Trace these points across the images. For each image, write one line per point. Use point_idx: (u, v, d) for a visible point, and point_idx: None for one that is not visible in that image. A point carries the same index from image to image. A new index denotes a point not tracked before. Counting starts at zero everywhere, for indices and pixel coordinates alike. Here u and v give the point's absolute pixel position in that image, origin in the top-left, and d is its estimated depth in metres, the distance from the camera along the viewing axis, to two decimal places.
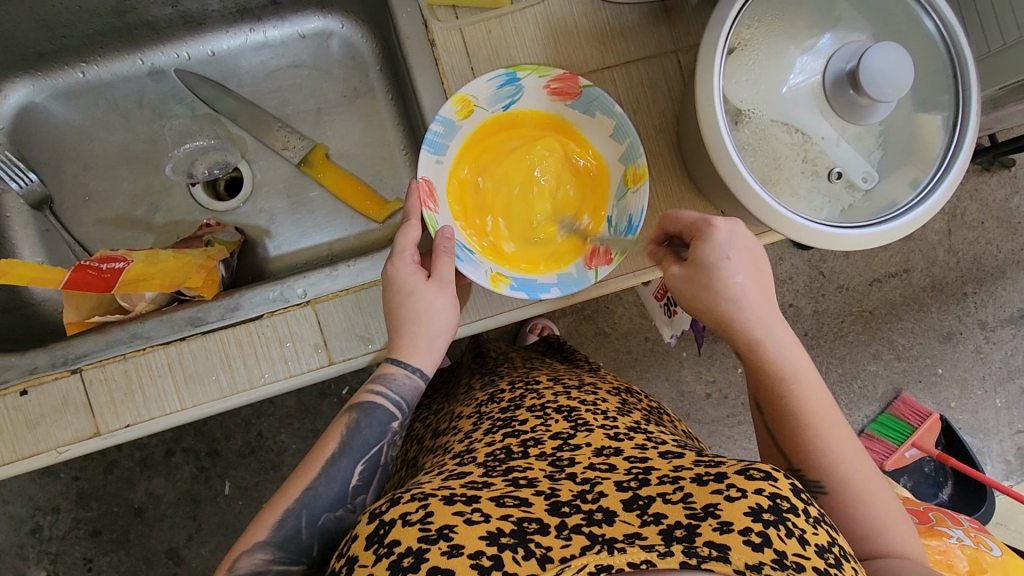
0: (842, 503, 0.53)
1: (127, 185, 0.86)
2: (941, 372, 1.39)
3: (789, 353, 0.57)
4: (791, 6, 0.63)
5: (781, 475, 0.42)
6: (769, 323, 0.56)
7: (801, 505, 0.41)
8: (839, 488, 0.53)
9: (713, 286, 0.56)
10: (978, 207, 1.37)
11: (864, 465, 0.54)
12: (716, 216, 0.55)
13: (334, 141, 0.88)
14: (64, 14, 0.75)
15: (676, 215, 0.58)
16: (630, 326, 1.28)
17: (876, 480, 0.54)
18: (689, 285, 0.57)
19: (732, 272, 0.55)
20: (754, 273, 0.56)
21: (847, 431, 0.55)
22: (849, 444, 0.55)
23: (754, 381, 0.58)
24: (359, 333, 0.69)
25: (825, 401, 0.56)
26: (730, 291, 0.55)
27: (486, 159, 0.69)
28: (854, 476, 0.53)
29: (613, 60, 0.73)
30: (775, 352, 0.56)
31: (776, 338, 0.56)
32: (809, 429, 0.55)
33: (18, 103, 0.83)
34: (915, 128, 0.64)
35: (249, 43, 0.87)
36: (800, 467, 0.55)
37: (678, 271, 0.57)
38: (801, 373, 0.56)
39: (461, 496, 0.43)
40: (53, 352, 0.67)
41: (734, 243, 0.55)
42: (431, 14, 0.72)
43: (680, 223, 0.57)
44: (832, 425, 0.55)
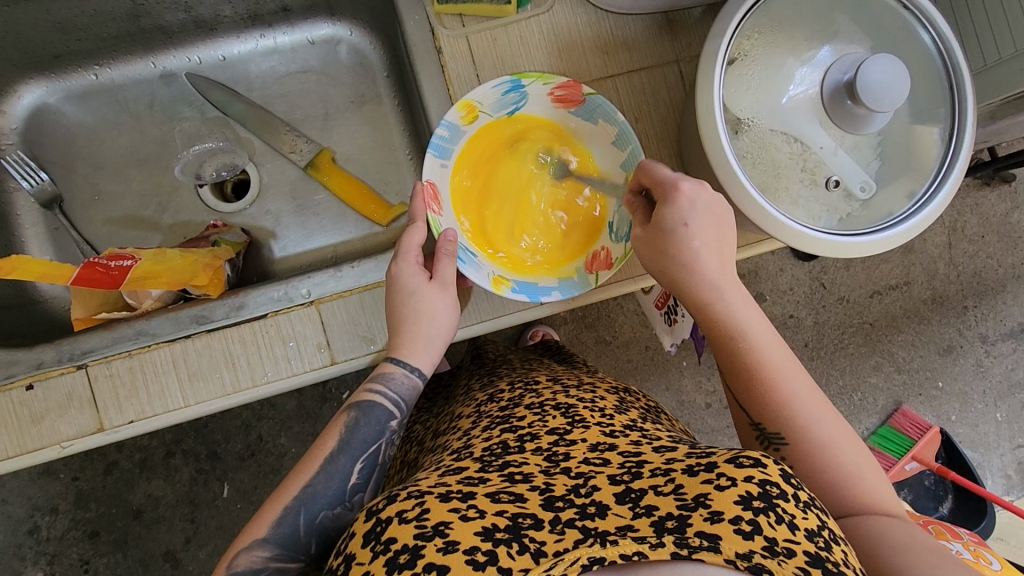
0: (803, 454, 0.53)
1: (136, 186, 0.88)
2: (941, 386, 1.39)
3: (747, 311, 0.58)
4: (789, 18, 0.65)
5: (772, 461, 0.43)
6: (726, 281, 0.57)
7: (791, 490, 0.42)
8: (799, 439, 0.53)
9: (672, 247, 0.57)
10: (978, 221, 1.38)
11: (824, 412, 0.55)
12: (683, 178, 0.56)
13: (340, 145, 0.89)
14: (79, 18, 0.77)
15: (652, 168, 0.58)
16: (630, 334, 1.29)
17: (838, 428, 0.54)
18: (650, 246, 0.58)
19: (691, 235, 0.56)
20: (715, 235, 0.57)
21: (810, 385, 0.56)
22: (814, 396, 0.55)
23: (715, 341, 0.59)
24: (362, 333, 0.70)
25: (784, 354, 0.56)
26: (689, 252, 0.56)
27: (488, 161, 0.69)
28: (815, 426, 0.54)
29: (617, 69, 0.74)
30: (732, 311, 0.57)
31: (734, 296, 0.57)
32: (767, 385, 0.55)
33: (31, 103, 0.85)
34: (912, 139, 0.65)
35: (259, 49, 0.89)
36: (760, 421, 0.56)
37: (642, 231, 0.59)
38: (758, 329, 0.57)
39: (456, 493, 0.44)
40: (60, 348, 0.68)
41: (696, 207, 0.56)
42: (438, 22, 0.73)
43: (652, 177, 0.58)
44: (791, 377, 0.56)
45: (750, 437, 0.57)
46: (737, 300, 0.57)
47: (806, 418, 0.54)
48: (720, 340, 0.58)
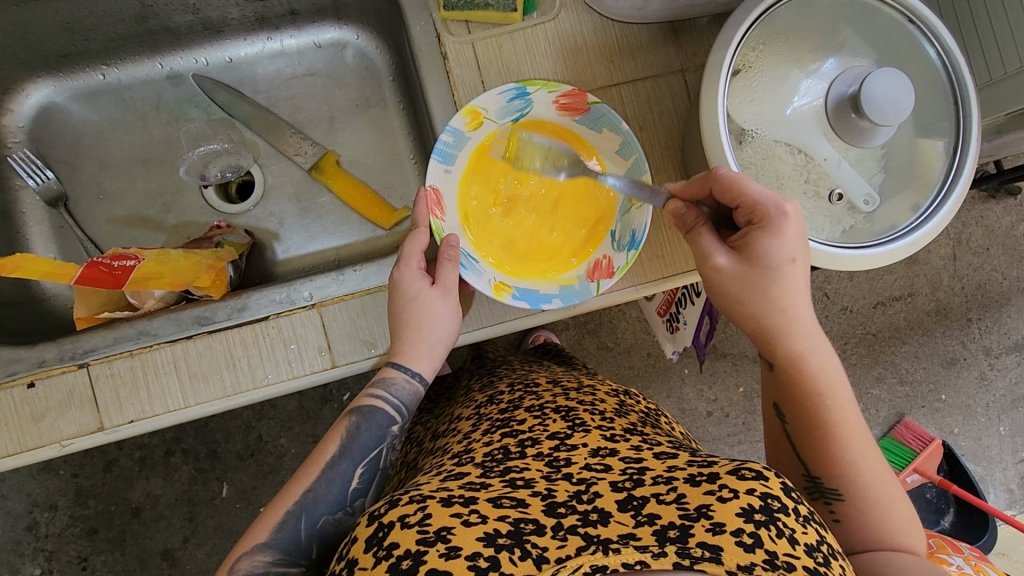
0: (857, 512, 0.54)
1: (141, 186, 0.88)
2: (944, 398, 1.38)
3: (829, 363, 0.56)
4: (795, 29, 0.65)
5: (773, 474, 0.43)
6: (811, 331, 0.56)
7: (791, 505, 0.42)
8: (859, 499, 0.54)
9: (766, 285, 0.54)
10: (983, 233, 1.37)
11: (883, 471, 0.56)
12: (788, 203, 0.51)
13: (345, 148, 0.90)
14: (87, 17, 0.78)
15: (739, 194, 0.53)
16: (632, 341, 1.29)
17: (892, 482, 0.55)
18: (740, 275, 0.54)
19: (793, 272, 0.54)
20: (806, 271, 0.55)
21: (868, 438, 0.56)
22: (869, 448, 0.56)
23: (787, 390, 0.57)
24: (363, 337, 0.70)
25: (855, 412, 0.56)
26: (784, 290, 0.54)
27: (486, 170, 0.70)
28: (876, 487, 0.55)
29: (622, 78, 0.74)
30: (819, 365, 0.56)
31: (819, 349, 0.56)
32: (839, 443, 0.55)
33: (38, 102, 0.85)
34: (916, 152, 0.65)
35: (266, 51, 0.89)
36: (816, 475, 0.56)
37: (726, 261, 0.54)
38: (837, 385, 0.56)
39: (458, 498, 0.43)
40: (61, 347, 0.68)
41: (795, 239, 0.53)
42: (444, 28, 0.74)
43: (745, 201, 0.53)
44: (858, 435, 0.56)
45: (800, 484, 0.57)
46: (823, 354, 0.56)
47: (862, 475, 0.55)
48: (794, 391, 0.57)
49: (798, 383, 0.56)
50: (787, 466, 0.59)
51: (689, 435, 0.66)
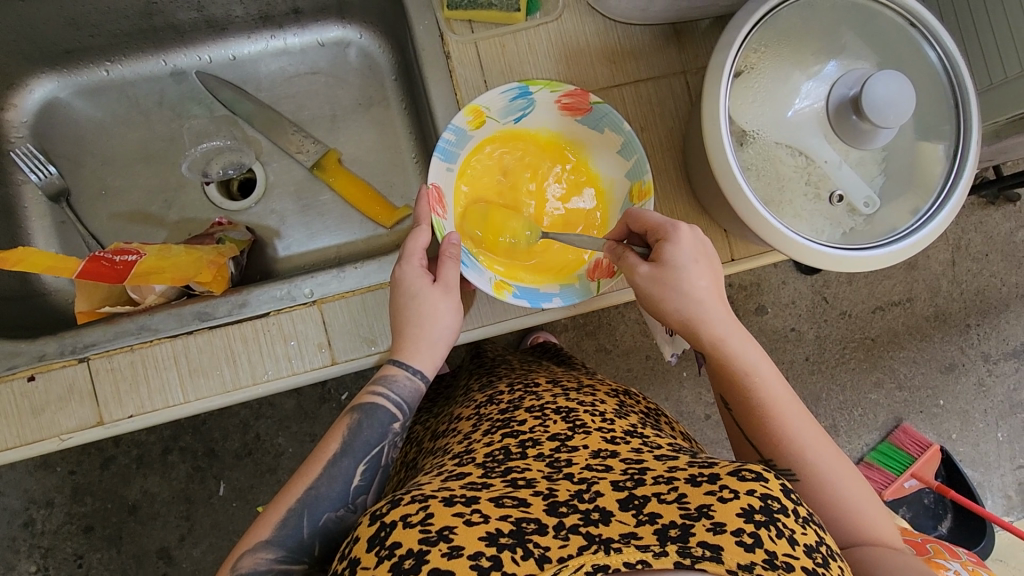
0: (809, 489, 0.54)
1: (143, 182, 0.88)
2: (942, 404, 1.38)
3: (750, 349, 0.58)
4: (797, 32, 0.65)
5: (773, 475, 0.43)
6: (729, 324, 0.57)
7: (791, 506, 0.42)
8: (806, 474, 0.54)
9: (678, 287, 0.56)
10: (982, 240, 1.37)
11: (835, 457, 0.55)
12: (679, 219, 0.57)
13: (347, 147, 0.90)
14: (93, 13, 0.78)
15: (641, 215, 0.59)
16: (631, 343, 1.29)
17: (844, 467, 0.54)
18: (656, 284, 0.56)
19: (697, 275, 0.56)
20: (716, 277, 0.57)
21: (814, 426, 0.56)
22: (815, 433, 0.55)
23: (721, 378, 0.59)
24: (363, 334, 0.70)
25: (790, 393, 0.57)
26: (694, 293, 0.56)
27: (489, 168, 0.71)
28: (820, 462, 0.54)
29: (624, 79, 0.75)
30: (739, 350, 0.57)
31: (738, 336, 0.58)
32: (774, 421, 0.56)
33: (41, 97, 0.85)
34: (916, 156, 0.65)
35: (269, 49, 0.90)
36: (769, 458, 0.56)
37: (645, 269, 0.57)
38: (762, 367, 0.57)
39: (459, 498, 0.44)
40: (62, 341, 0.68)
41: (695, 244, 0.56)
42: (448, 27, 0.74)
43: (645, 222, 0.58)
44: (795, 414, 0.56)
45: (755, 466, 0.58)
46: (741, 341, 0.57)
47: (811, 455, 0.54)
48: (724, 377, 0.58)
49: (723, 370, 0.58)
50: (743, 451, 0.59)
51: (690, 437, 0.66)
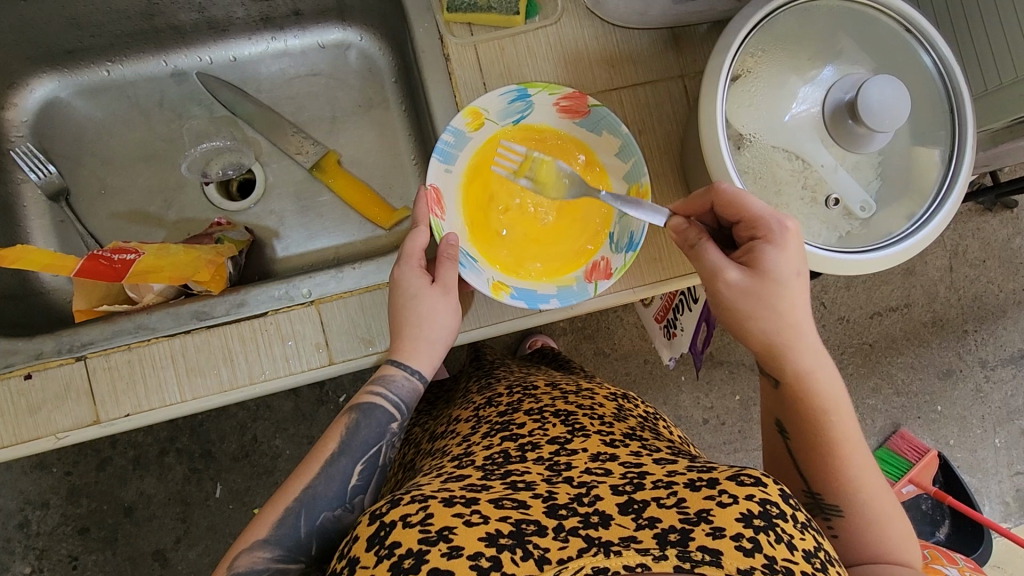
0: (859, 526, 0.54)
1: (142, 182, 0.88)
2: (940, 410, 1.39)
3: (829, 378, 0.57)
4: (794, 37, 0.66)
5: (771, 481, 0.43)
6: (814, 347, 0.56)
7: (790, 511, 0.42)
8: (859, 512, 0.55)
9: (775, 298, 0.54)
10: (979, 246, 1.38)
11: (885, 494, 0.55)
12: (787, 219, 0.54)
13: (347, 148, 0.90)
14: (95, 14, 0.78)
15: (734, 209, 0.55)
16: (629, 347, 1.29)
17: (892, 504, 0.56)
18: (746, 287, 0.54)
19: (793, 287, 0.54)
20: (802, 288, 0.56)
21: (871, 460, 0.56)
22: (870, 469, 0.56)
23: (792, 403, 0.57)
24: (361, 334, 0.70)
25: (855, 426, 0.56)
26: (784, 305, 0.55)
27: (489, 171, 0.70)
28: (874, 501, 0.55)
29: (622, 82, 0.75)
30: (820, 378, 0.56)
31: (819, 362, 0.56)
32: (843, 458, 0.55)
33: (42, 97, 0.86)
34: (912, 161, 0.66)
35: (270, 51, 0.90)
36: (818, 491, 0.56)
37: (739, 273, 0.54)
38: (836, 399, 0.56)
39: (459, 498, 0.43)
40: (59, 339, 0.68)
41: (801, 257, 0.54)
42: (448, 30, 0.74)
43: (741, 218, 0.55)
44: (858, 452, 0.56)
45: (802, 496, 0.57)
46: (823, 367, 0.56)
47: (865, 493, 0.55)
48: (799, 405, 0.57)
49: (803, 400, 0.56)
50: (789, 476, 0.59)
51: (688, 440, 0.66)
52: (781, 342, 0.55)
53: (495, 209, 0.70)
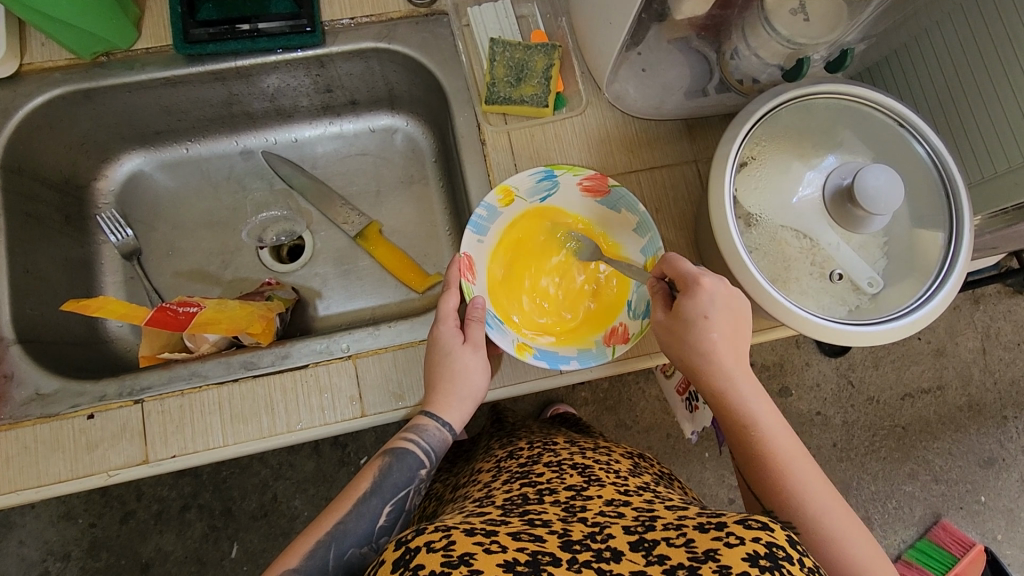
0: (818, 546, 0.55)
1: (205, 245, 0.98)
2: (984, 501, 1.34)
3: (760, 401, 0.61)
4: (795, 128, 0.73)
5: (779, 526, 0.45)
6: (740, 372, 0.61)
7: (797, 556, 0.43)
8: (810, 530, 0.55)
9: (689, 334, 0.61)
10: (1012, 328, 1.38)
11: (837, 514, 0.56)
12: (704, 272, 0.60)
13: (389, 220, 0.99)
14: (184, 103, 0.91)
15: (676, 262, 0.62)
16: (651, 420, 1.30)
17: (849, 527, 0.55)
18: (671, 332, 0.63)
19: (709, 327, 0.60)
20: (731, 330, 0.61)
21: (821, 481, 0.58)
22: (820, 488, 0.57)
23: (731, 427, 0.61)
24: (393, 389, 0.75)
25: (796, 446, 0.59)
26: (707, 344, 0.60)
27: (508, 247, 0.77)
28: (826, 521, 0.55)
29: (640, 165, 0.83)
30: (746, 399, 0.60)
31: (748, 387, 0.61)
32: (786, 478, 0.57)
33: (130, 170, 0.98)
34: (914, 242, 0.70)
35: (326, 133, 1.02)
36: (772, 510, 0.57)
37: (662, 316, 0.64)
38: (770, 419, 0.60)
39: (480, 529, 0.46)
40: (122, 383, 0.75)
41: (713, 300, 0.60)
42: (485, 119, 0.84)
43: (676, 270, 0.62)
44: (804, 469, 0.58)
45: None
46: (750, 389, 0.61)
47: (815, 512, 0.56)
48: (734, 428, 0.61)
49: (733, 418, 0.61)
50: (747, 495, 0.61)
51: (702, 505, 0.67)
52: (703, 365, 0.61)
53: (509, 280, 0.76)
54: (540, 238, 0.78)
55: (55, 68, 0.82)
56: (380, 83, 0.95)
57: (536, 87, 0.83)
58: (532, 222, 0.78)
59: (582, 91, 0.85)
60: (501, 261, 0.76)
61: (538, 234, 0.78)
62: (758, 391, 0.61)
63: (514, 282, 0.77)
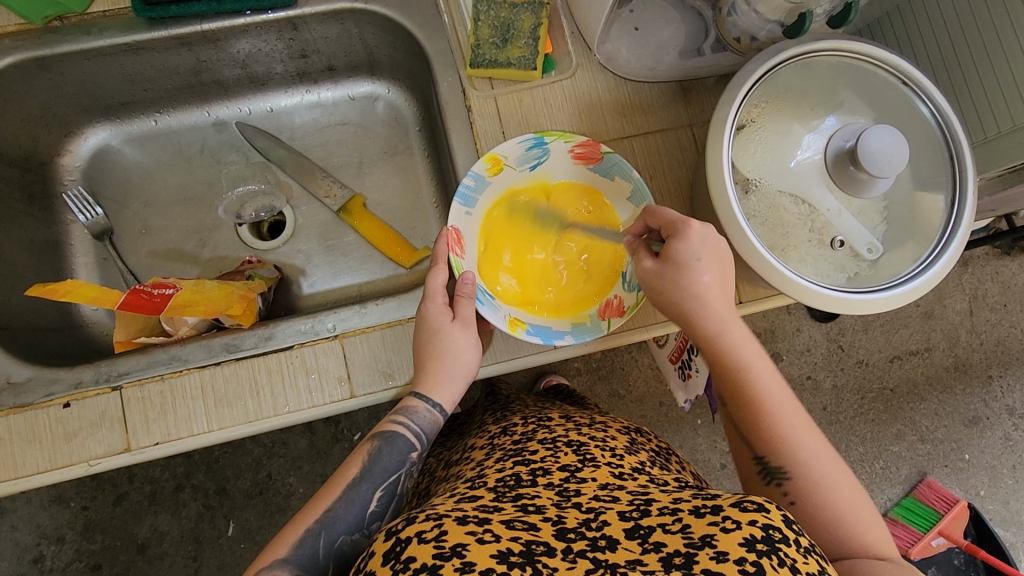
0: (804, 490, 0.54)
1: (181, 223, 0.94)
2: (968, 458, 1.36)
3: (750, 346, 0.59)
4: (796, 88, 0.70)
5: (774, 505, 0.43)
6: (732, 316, 0.59)
7: (792, 536, 0.42)
8: (800, 472, 0.54)
9: (682, 280, 0.58)
10: (999, 290, 1.38)
11: (825, 455, 0.55)
12: (691, 216, 0.57)
13: (372, 192, 0.95)
14: (149, 71, 0.85)
15: (657, 211, 0.61)
16: (644, 388, 1.30)
17: (838, 468, 0.55)
18: (661, 278, 0.59)
19: (702, 270, 0.57)
20: (725, 273, 0.58)
21: (809, 424, 0.57)
22: (809, 430, 0.56)
23: (720, 373, 0.59)
24: (382, 368, 0.73)
25: (785, 389, 0.58)
26: (698, 288, 0.58)
27: (493, 214, 0.73)
28: (815, 463, 0.55)
29: (633, 131, 0.79)
30: (737, 344, 0.58)
31: (738, 330, 0.59)
32: (776, 421, 0.56)
33: (96, 144, 0.92)
34: (915, 206, 0.68)
35: (304, 102, 0.97)
36: (763, 455, 0.56)
37: (650, 265, 0.60)
38: (761, 364, 0.58)
39: (472, 518, 0.45)
40: (99, 369, 0.72)
41: (706, 243, 0.57)
42: (470, 84, 0.80)
43: (659, 218, 0.60)
44: (792, 414, 0.57)
45: (751, 472, 0.57)
46: (741, 334, 0.58)
47: (804, 454, 0.55)
48: (724, 372, 0.59)
49: (723, 363, 0.59)
50: (735, 441, 0.59)
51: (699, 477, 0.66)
52: (694, 310, 0.58)
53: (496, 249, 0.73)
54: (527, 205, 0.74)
55: (4, 34, 0.76)
56: (358, 47, 0.89)
57: (523, 49, 0.79)
58: (520, 190, 0.74)
59: (572, 52, 0.81)
60: (487, 229, 0.73)
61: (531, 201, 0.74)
62: (748, 335, 0.59)
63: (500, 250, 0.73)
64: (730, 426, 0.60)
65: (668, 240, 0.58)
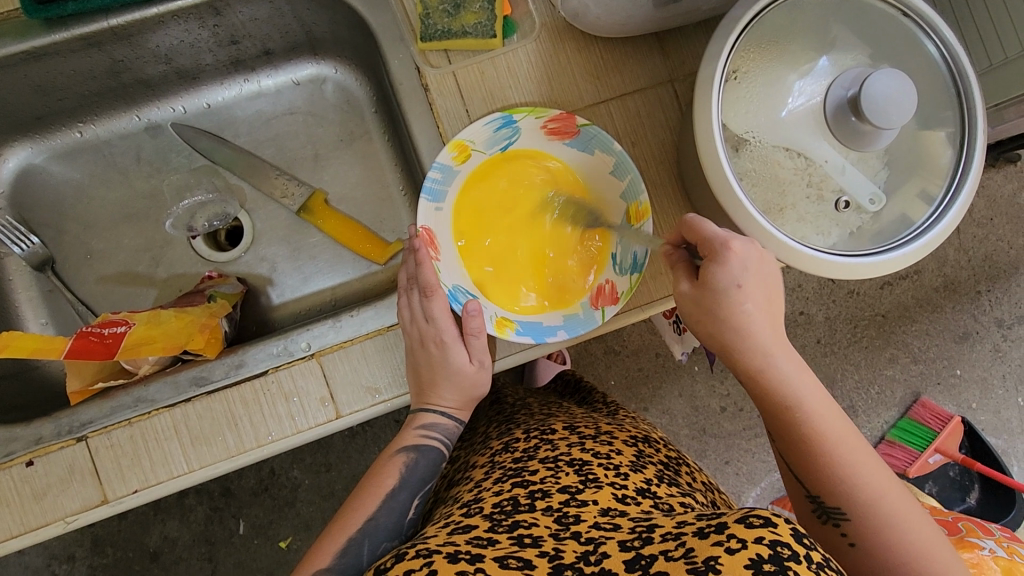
0: (867, 533, 0.50)
1: (128, 242, 0.86)
2: (959, 373, 1.36)
3: (804, 377, 0.54)
4: (784, 31, 0.62)
5: (782, 519, 0.38)
6: (778, 347, 0.53)
7: (804, 551, 0.37)
8: (862, 516, 0.50)
9: (719, 310, 0.53)
10: (986, 204, 1.34)
11: (893, 492, 0.51)
12: (734, 238, 0.51)
13: (332, 184, 0.88)
14: (59, 79, 0.75)
15: (697, 224, 0.53)
16: (639, 342, 1.27)
17: (905, 504, 0.51)
18: (696, 305, 0.54)
19: (742, 298, 0.52)
20: (765, 301, 0.53)
21: (872, 457, 0.52)
22: (874, 464, 0.52)
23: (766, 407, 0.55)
24: (367, 383, 0.67)
25: (845, 422, 0.53)
26: (737, 316, 0.53)
27: (468, 205, 0.67)
28: (882, 502, 0.50)
29: (609, 94, 0.72)
30: (787, 378, 0.53)
31: (788, 362, 0.53)
32: (836, 459, 0.51)
33: (18, 166, 0.84)
34: (920, 146, 0.62)
35: (243, 93, 0.87)
36: (818, 494, 0.52)
37: (687, 287, 0.55)
38: (816, 397, 0.53)
39: (465, 554, 0.42)
40: (59, 421, 0.66)
41: (750, 267, 0.52)
42: (424, 59, 0.71)
43: (697, 233, 0.53)
44: (856, 448, 0.52)
45: (806, 508, 0.54)
46: (791, 366, 0.53)
47: (868, 494, 0.50)
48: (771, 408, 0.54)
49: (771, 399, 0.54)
50: (787, 474, 0.55)
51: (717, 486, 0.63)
52: (735, 343, 0.53)
53: (475, 242, 0.68)
54: (505, 190, 0.68)
55: None
56: (293, 26, 0.80)
57: (479, 14, 0.71)
58: (495, 174, 0.68)
59: (533, 12, 0.72)
60: (463, 221, 0.67)
61: (506, 191, 0.68)
62: (801, 366, 0.54)
63: (480, 243, 0.68)
64: (782, 460, 0.56)
65: (704, 263, 0.53)
